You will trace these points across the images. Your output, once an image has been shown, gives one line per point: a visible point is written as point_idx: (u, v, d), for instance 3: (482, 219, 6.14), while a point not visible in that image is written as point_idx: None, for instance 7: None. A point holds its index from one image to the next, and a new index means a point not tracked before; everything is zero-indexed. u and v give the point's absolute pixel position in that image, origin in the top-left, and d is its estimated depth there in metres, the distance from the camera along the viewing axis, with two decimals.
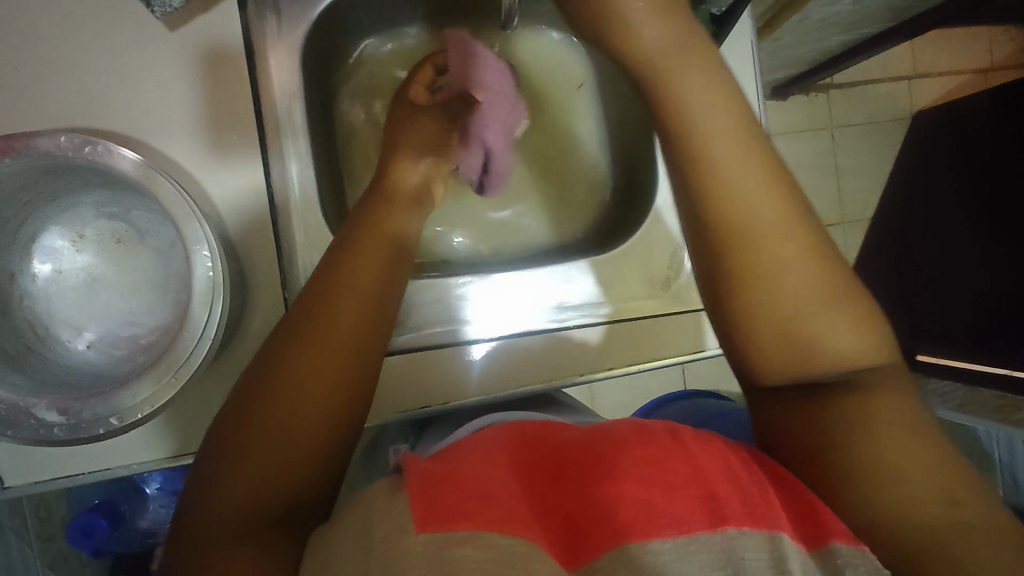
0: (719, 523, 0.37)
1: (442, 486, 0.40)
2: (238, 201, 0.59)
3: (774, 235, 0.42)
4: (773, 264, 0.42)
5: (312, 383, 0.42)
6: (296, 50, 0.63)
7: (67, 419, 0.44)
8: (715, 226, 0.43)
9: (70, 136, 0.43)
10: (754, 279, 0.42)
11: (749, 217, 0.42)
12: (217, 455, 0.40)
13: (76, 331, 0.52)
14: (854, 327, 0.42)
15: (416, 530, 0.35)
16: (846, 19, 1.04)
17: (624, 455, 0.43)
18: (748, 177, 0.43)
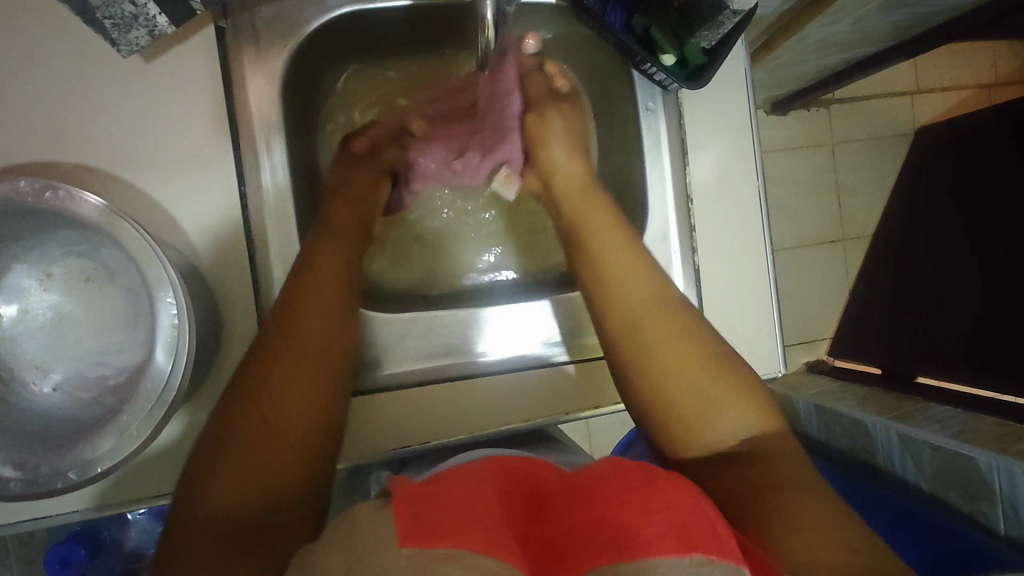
0: (690, 549, 0.35)
1: (425, 504, 0.38)
2: (213, 235, 0.57)
3: (664, 328, 0.53)
4: (665, 356, 0.52)
5: (283, 400, 0.46)
6: (275, 80, 0.62)
7: (24, 474, 0.43)
8: (618, 329, 0.54)
9: (30, 181, 0.43)
10: (651, 369, 0.52)
11: (641, 320, 0.53)
12: (194, 473, 0.42)
13: (42, 373, 0.51)
14: (743, 404, 0.49)
15: (399, 543, 0.33)
16: (845, 39, 1.02)
17: (604, 488, 0.41)
18: (640, 280, 0.55)
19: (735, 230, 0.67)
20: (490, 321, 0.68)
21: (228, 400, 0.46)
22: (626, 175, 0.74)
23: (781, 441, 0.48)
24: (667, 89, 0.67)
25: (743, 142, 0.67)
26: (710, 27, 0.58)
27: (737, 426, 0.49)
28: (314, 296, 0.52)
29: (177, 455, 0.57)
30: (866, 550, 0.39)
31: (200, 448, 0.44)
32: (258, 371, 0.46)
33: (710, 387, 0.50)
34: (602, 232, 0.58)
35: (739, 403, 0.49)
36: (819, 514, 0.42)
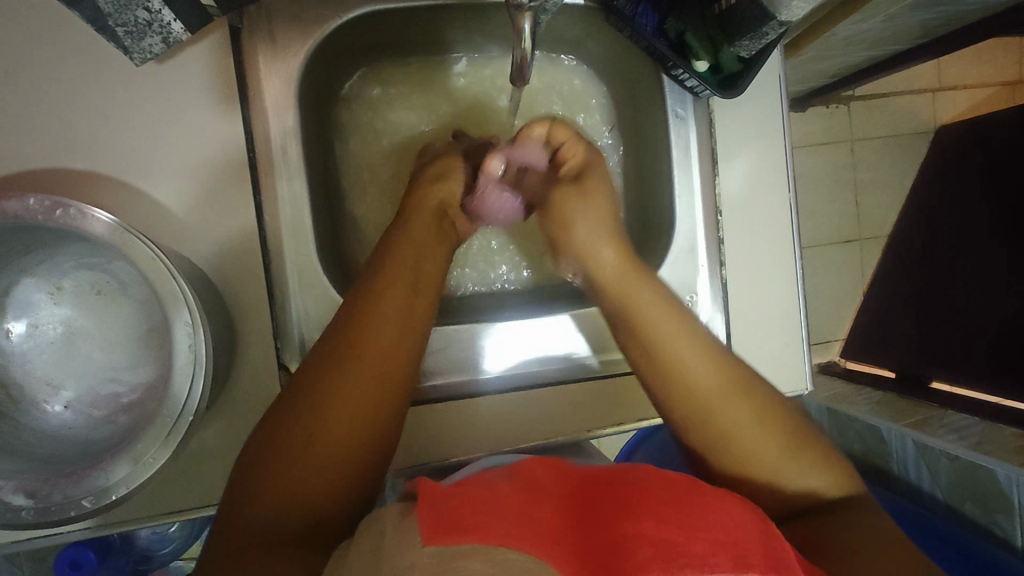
0: (742, 568, 0.35)
1: (447, 501, 0.37)
2: (226, 246, 0.55)
3: (735, 408, 0.48)
4: (734, 433, 0.48)
5: (337, 416, 0.43)
6: (292, 81, 0.59)
7: (37, 502, 0.41)
8: (677, 409, 0.50)
9: (40, 199, 0.41)
10: (720, 446, 0.48)
11: (707, 399, 0.49)
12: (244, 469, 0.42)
13: (53, 391, 0.49)
14: (813, 467, 0.48)
15: (423, 542, 0.32)
16: (875, 36, 0.98)
17: (643, 499, 0.40)
18: (651, 294, 0.53)
19: (762, 241, 0.65)
20: (492, 340, 0.65)
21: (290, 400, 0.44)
22: (652, 183, 0.71)
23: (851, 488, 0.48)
24: (698, 95, 0.65)
25: (776, 152, 0.64)
26: (752, 37, 0.55)
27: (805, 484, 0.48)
28: (390, 309, 0.48)
29: (192, 473, 0.55)
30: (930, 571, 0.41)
31: (249, 452, 0.43)
32: (323, 377, 0.44)
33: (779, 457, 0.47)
34: (643, 296, 0.53)
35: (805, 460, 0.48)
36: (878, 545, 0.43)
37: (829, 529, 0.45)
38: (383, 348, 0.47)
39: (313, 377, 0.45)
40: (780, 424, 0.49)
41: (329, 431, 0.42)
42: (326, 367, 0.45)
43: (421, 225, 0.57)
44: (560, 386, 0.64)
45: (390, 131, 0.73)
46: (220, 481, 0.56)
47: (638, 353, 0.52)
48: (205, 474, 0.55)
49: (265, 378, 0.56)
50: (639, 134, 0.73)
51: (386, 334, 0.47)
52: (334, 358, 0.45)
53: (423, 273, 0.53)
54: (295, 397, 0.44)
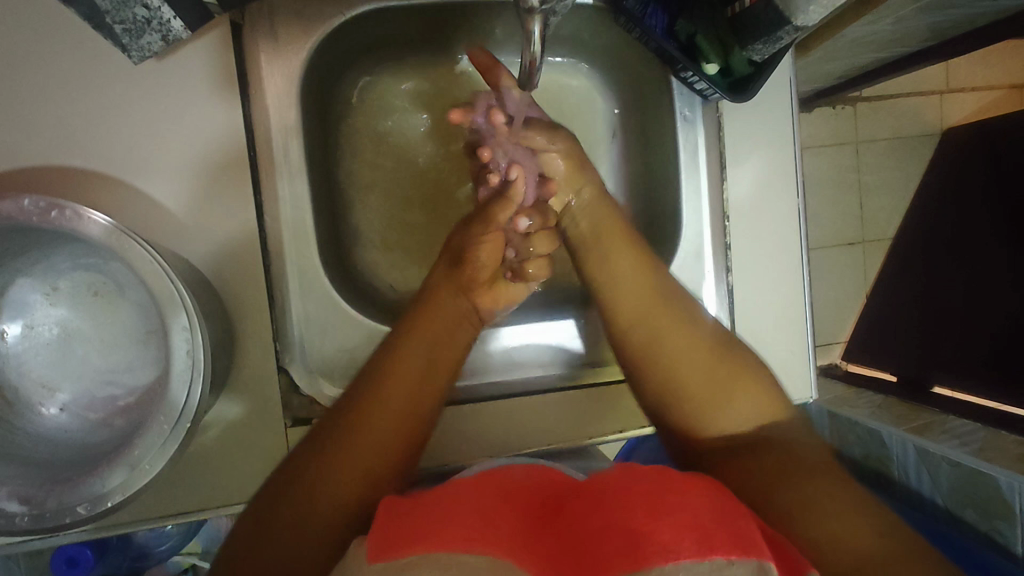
0: (708, 552, 0.33)
1: (406, 515, 0.37)
2: (227, 246, 0.54)
3: (675, 331, 0.55)
4: (675, 356, 0.54)
5: (364, 438, 0.46)
6: (294, 79, 0.58)
7: (31, 509, 0.41)
8: (635, 353, 0.56)
9: (35, 200, 0.40)
10: (666, 374, 0.54)
11: (660, 331, 0.56)
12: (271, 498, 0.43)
13: (49, 393, 0.48)
14: (750, 398, 0.52)
15: (371, 560, 0.32)
16: (883, 37, 0.96)
17: (608, 494, 0.38)
18: (632, 266, 0.59)
19: (769, 247, 0.64)
20: (503, 339, 0.67)
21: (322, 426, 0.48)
22: (658, 186, 0.70)
23: (793, 432, 0.50)
24: (707, 98, 0.64)
25: (784, 157, 0.63)
26: (766, 41, 0.54)
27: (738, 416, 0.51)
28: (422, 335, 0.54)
29: (190, 476, 0.55)
30: (889, 533, 0.42)
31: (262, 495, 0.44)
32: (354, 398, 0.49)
33: (718, 385, 0.52)
34: (626, 255, 0.60)
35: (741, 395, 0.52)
36: (811, 496, 0.45)
37: (765, 466, 0.48)
38: (399, 406, 0.49)
39: (331, 429, 0.47)
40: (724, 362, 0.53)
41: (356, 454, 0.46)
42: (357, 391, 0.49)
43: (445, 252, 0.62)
44: (563, 390, 0.63)
45: (393, 130, 0.72)
46: (218, 485, 0.55)
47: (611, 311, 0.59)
48: (204, 478, 0.55)
49: (265, 380, 0.55)
50: (646, 136, 0.71)
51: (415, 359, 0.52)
52: (365, 383, 0.49)
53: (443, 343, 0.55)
54: (315, 445, 0.46)
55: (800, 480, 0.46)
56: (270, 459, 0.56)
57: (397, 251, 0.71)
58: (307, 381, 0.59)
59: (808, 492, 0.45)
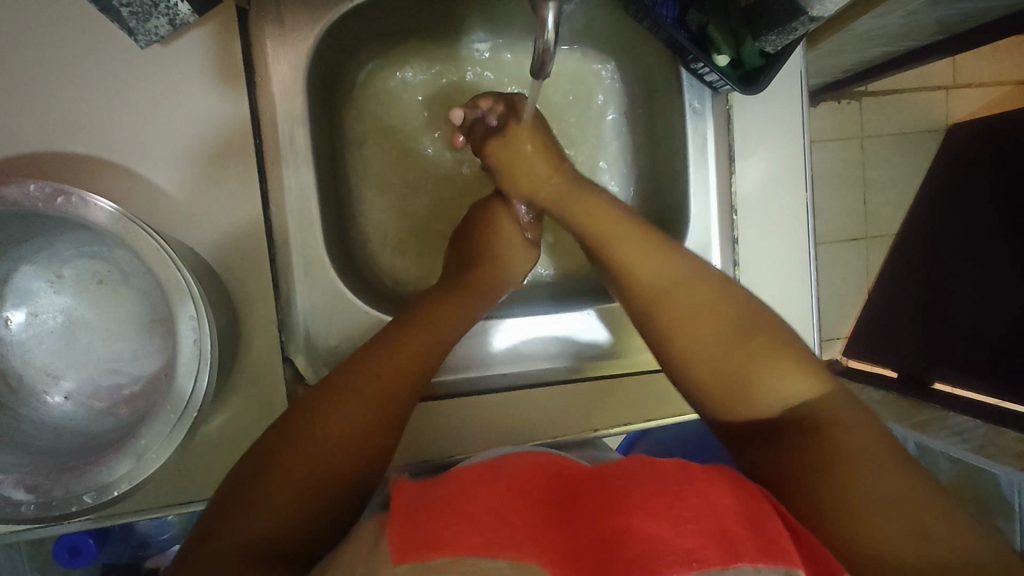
0: (732, 559, 0.33)
1: (424, 513, 0.36)
2: (232, 235, 0.54)
3: (685, 297, 0.52)
4: (690, 333, 0.50)
5: (339, 422, 0.45)
6: (300, 66, 0.57)
7: (37, 498, 0.40)
8: (650, 330, 0.53)
9: (41, 186, 0.40)
10: (687, 346, 0.50)
11: (679, 303, 0.52)
12: (239, 480, 0.42)
13: (53, 381, 0.48)
14: (786, 373, 0.46)
15: (394, 563, 0.32)
16: (893, 31, 0.95)
17: (625, 492, 0.38)
18: (653, 254, 0.55)
19: (777, 242, 0.64)
20: (503, 333, 0.66)
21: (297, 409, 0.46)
22: (666, 178, 0.70)
23: (838, 408, 0.44)
24: (717, 90, 0.63)
25: (794, 150, 0.63)
26: (780, 32, 0.54)
27: (779, 389, 0.46)
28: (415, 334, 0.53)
29: (194, 465, 0.54)
30: (941, 535, 0.36)
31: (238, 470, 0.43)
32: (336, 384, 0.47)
33: (749, 354, 0.47)
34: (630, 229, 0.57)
35: (780, 365, 0.46)
36: (857, 484, 0.39)
37: (804, 450, 0.41)
38: (381, 383, 0.48)
39: (302, 413, 0.45)
40: (750, 334, 0.49)
41: (329, 438, 0.44)
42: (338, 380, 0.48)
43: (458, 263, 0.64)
44: (570, 382, 0.63)
45: (397, 121, 0.71)
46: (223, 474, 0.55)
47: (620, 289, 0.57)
48: (209, 467, 0.55)
49: (269, 370, 0.55)
50: (653, 128, 0.71)
51: (400, 353, 0.50)
52: (348, 373, 0.48)
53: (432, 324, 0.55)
54: (299, 414, 0.45)
55: (848, 466, 0.40)
56: None
57: (401, 242, 0.71)
58: (312, 371, 0.59)
59: (855, 484, 0.39)
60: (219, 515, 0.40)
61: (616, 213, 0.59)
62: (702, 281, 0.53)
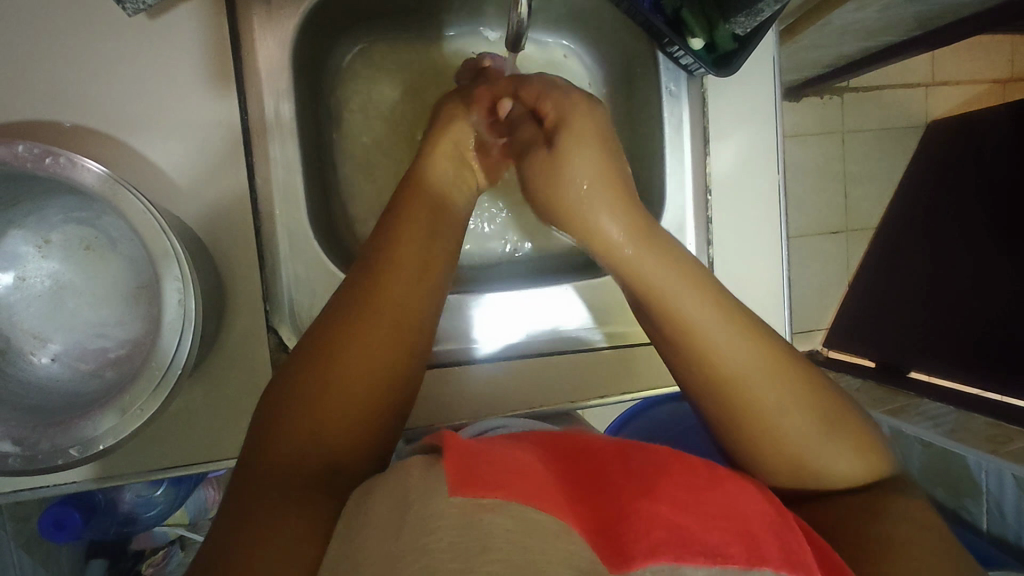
0: (756, 562, 0.32)
1: (484, 454, 0.34)
2: (217, 205, 0.55)
3: (732, 339, 0.43)
4: (751, 384, 0.42)
5: (356, 354, 0.42)
6: (286, 42, 0.59)
7: (25, 450, 0.42)
8: (698, 387, 0.44)
9: (30, 146, 0.41)
10: (756, 425, 0.42)
11: (758, 396, 0.42)
12: (267, 417, 0.40)
13: (40, 343, 0.49)
14: (845, 443, 0.42)
15: (451, 494, 0.30)
16: (870, 26, 0.98)
17: (662, 476, 0.37)
18: (672, 273, 0.46)
19: (750, 223, 0.66)
20: (485, 307, 0.66)
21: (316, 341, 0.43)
22: (644, 160, 0.72)
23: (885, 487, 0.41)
24: (693, 73, 0.65)
25: (767, 134, 0.65)
26: (748, 13, 0.56)
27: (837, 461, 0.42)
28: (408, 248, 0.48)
29: (179, 430, 0.56)
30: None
31: (264, 411, 0.41)
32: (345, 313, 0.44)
33: (830, 451, 0.41)
34: (653, 248, 0.47)
35: (839, 440, 0.42)
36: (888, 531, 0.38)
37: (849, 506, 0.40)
38: (391, 322, 0.44)
39: (317, 341, 0.43)
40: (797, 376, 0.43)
41: (352, 369, 0.41)
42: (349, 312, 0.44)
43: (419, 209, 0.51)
44: (549, 356, 0.65)
45: (382, 102, 0.72)
46: (207, 439, 0.56)
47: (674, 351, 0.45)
48: (194, 433, 0.56)
49: (254, 339, 0.57)
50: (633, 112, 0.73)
51: (402, 274, 0.47)
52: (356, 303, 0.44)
53: (432, 245, 0.50)
54: (316, 346, 0.43)
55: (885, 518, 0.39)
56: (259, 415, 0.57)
57: None
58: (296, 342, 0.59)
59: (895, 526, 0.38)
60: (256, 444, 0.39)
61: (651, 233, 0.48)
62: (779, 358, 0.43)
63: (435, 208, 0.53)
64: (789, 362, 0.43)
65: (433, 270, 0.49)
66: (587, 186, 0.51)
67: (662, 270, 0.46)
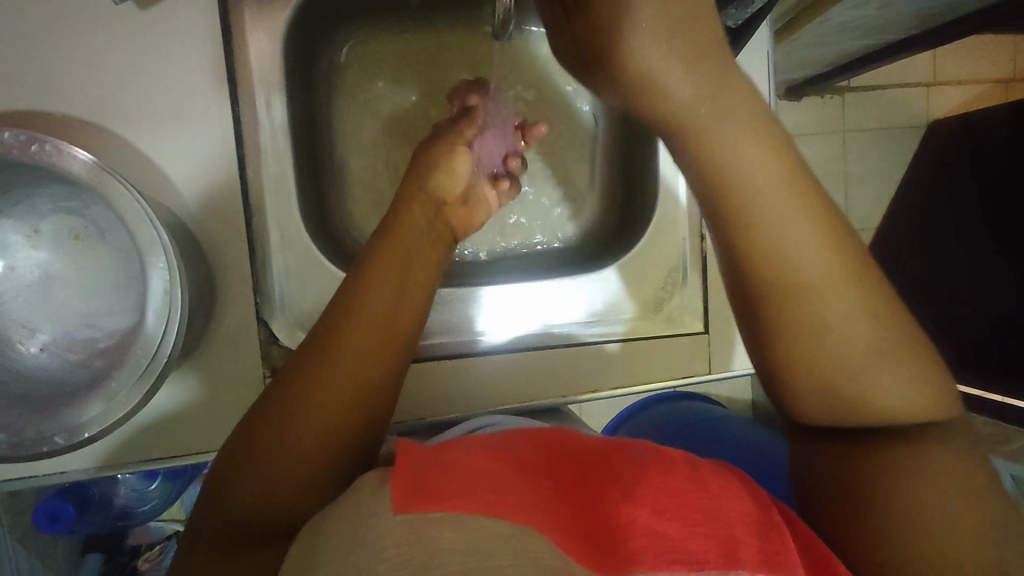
0: (734, 567, 0.32)
1: (438, 469, 0.34)
2: (208, 195, 0.55)
3: (797, 230, 0.39)
4: (815, 282, 0.38)
5: (327, 386, 0.41)
6: (278, 34, 0.59)
7: (9, 437, 0.42)
8: (755, 286, 0.40)
9: (16, 133, 0.41)
10: (809, 332, 0.38)
11: (817, 306, 0.38)
12: (238, 453, 0.40)
13: (29, 332, 0.49)
14: (899, 372, 0.38)
15: (394, 512, 0.30)
16: (869, 23, 0.97)
17: (641, 483, 0.37)
18: (743, 146, 0.40)
19: None
20: (484, 301, 0.66)
21: (289, 374, 0.42)
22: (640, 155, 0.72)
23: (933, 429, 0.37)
24: None
25: None
26: (739, 6, 0.56)
27: (888, 389, 0.38)
28: (383, 275, 0.46)
29: (169, 421, 0.56)
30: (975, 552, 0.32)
31: (233, 440, 0.41)
32: (320, 343, 0.43)
33: (888, 380, 0.38)
34: (724, 115, 0.41)
35: (893, 367, 0.38)
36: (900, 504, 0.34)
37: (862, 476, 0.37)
38: (364, 349, 0.43)
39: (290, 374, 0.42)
40: (859, 283, 0.39)
41: (323, 402, 0.40)
42: (322, 342, 0.43)
43: (411, 223, 0.52)
44: (544, 350, 0.64)
45: (377, 97, 0.72)
46: (197, 431, 0.56)
47: (747, 240, 0.40)
48: (184, 425, 0.56)
49: (244, 332, 0.57)
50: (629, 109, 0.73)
51: (378, 301, 0.45)
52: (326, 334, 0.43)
53: (412, 268, 0.49)
54: (289, 379, 0.42)
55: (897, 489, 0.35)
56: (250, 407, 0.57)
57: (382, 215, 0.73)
58: (287, 334, 0.59)
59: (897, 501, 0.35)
60: (225, 481, 0.39)
61: (727, 96, 0.42)
62: (859, 276, 0.39)
63: (432, 224, 0.54)
64: (867, 287, 0.38)
65: (414, 293, 0.48)
66: (664, 59, 0.42)
67: (747, 154, 0.40)
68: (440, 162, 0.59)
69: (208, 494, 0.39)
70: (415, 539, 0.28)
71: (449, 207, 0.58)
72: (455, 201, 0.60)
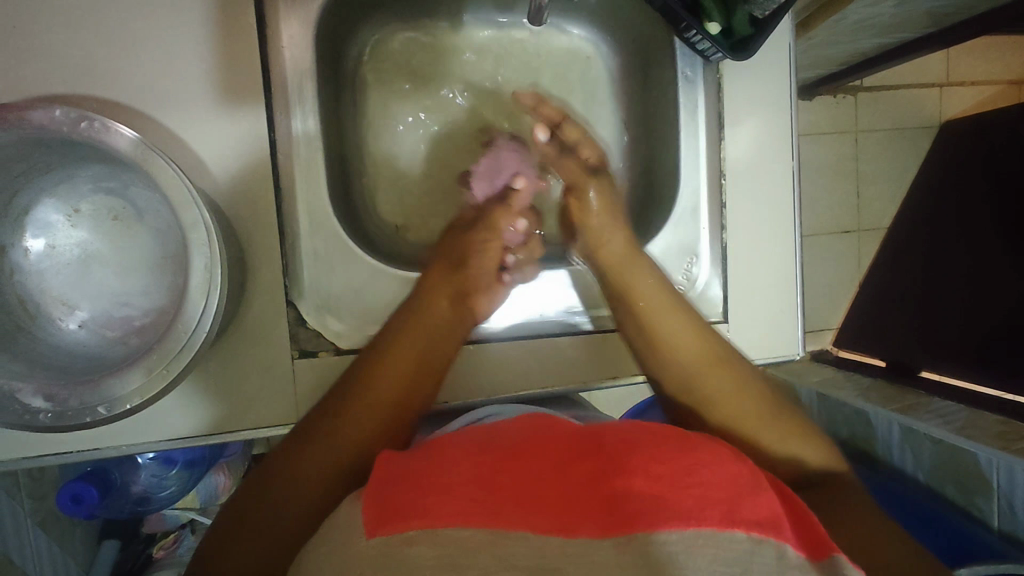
0: (729, 525, 0.34)
1: (411, 481, 0.36)
2: (240, 179, 0.56)
3: (689, 343, 0.55)
4: (713, 380, 0.52)
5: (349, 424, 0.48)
6: (310, 23, 0.60)
7: (54, 406, 0.43)
8: (676, 386, 0.54)
9: (66, 111, 0.42)
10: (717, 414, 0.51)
11: (719, 396, 0.52)
12: (260, 483, 0.45)
13: (69, 309, 0.50)
14: (802, 440, 0.49)
15: (368, 535, 0.32)
16: (884, 22, 0.98)
17: (627, 455, 0.38)
18: (647, 282, 0.59)
19: (763, 210, 0.66)
20: None
21: (317, 415, 0.49)
22: (658, 147, 0.73)
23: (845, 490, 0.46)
24: (709, 60, 0.65)
25: (781, 122, 0.66)
26: None
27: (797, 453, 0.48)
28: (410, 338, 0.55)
29: (198, 399, 0.57)
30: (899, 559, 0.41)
31: (242, 489, 0.45)
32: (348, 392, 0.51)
33: (773, 434, 0.49)
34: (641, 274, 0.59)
35: (795, 437, 0.49)
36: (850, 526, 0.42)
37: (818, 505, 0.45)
38: (384, 396, 0.51)
39: (317, 416, 0.49)
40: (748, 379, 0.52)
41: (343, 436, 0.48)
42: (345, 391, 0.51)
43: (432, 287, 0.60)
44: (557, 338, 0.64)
45: (399, 90, 0.74)
46: (225, 410, 0.57)
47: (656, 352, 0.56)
48: (212, 404, 0.57)
49: (272, 314, 0.58)
50: (649, 102, 0.74)
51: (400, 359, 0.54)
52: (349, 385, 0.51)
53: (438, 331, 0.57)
54: (315, 419, 0.49)
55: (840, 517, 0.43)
56: (277, 388, 0.58)
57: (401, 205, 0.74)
58: (315, 317, 0.60)
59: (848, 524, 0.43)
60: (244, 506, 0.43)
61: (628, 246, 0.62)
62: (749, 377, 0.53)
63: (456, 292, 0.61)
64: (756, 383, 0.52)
65: (431, 354, 0.56)
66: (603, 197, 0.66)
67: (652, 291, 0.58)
68: (473, 258, 0.63)
69: (221, 527, 0.43)
70: (392, 555, 0.31)
71: (477, 283, 0.62)
72: (481, 288, 0.63)
